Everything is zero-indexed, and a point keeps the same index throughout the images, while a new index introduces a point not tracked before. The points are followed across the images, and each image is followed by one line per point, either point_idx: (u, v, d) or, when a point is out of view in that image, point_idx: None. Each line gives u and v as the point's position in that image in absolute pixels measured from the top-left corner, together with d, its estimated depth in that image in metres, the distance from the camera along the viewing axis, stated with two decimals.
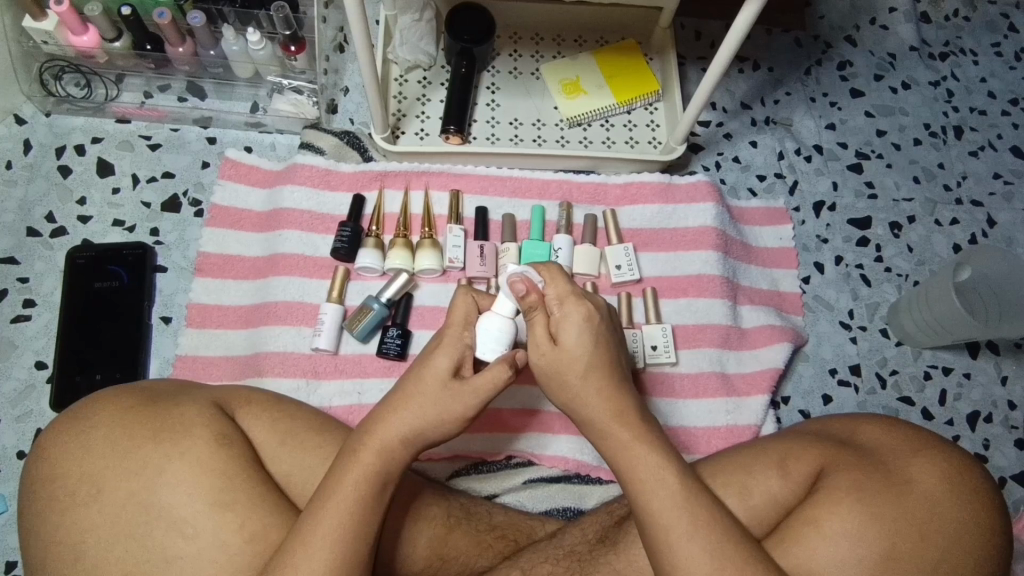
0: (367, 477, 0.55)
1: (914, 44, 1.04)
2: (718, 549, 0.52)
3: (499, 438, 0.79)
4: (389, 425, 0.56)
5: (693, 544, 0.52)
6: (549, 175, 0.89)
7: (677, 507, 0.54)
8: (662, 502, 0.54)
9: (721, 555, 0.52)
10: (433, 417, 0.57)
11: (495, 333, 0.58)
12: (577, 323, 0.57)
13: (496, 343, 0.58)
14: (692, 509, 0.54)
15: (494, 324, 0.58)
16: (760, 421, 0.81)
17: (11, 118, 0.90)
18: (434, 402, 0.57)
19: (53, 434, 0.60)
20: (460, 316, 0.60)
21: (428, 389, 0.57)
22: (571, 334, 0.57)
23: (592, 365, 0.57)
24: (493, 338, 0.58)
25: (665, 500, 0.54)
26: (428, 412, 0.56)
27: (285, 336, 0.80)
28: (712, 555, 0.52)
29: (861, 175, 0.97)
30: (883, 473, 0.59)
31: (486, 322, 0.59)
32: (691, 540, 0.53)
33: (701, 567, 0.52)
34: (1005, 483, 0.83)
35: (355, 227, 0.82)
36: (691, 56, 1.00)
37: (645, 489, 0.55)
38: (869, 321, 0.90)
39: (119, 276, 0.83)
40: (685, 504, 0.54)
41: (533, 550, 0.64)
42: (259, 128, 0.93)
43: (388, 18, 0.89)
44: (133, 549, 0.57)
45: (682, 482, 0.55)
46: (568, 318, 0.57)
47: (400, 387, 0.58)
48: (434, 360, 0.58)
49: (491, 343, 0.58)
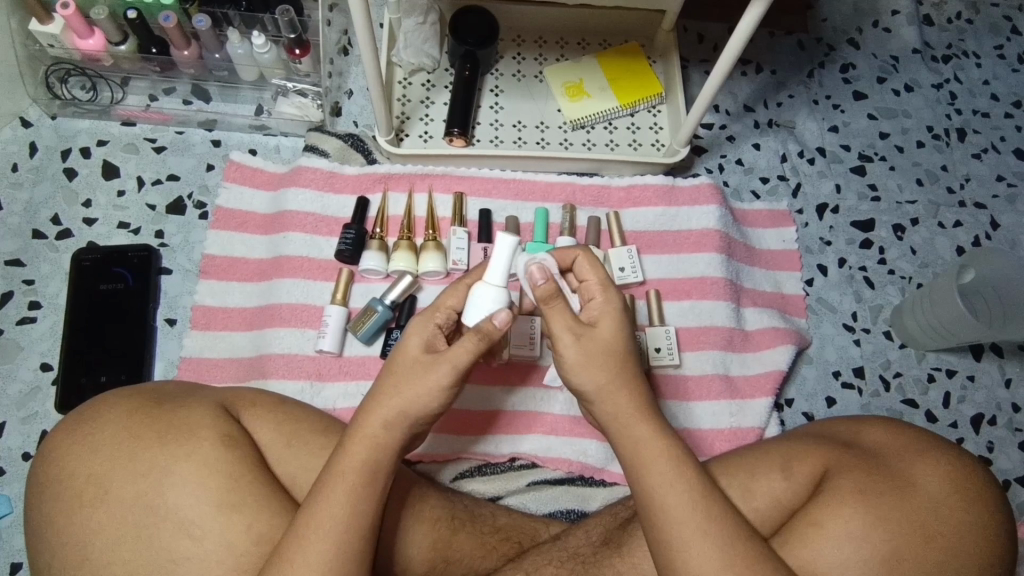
0: (371, 477, 0.55)
1: (917, 46, 1.04)
2: (727, 546, 0.53)
3: (476, 438, 0.79)
4: (373, 415, 0.57)
5: (707, 541, 0.53)
6: (552, 178, 0.90)
7: (689, 504, 0.54)
8: (678, 496, 0.54)
9: (732, 552, 0.52)
10: (415, 401, 0.56)
11: (484, 298, 0.58)
12: (611, 316, 0.58)
13: (483, 309, 0.58)
14: (708, 505, 0.54)
15: (484, 288, 0.58)
16: (764, 423, 0.81)
17: (17, 120, 0.91)
18: (425, 395, 0.57)
19: (60, 435, 0.61)
20: (449, 302, 0.60)
21: (411, 369, 0.57)
22: (606, 326, 0.58)
23: (604, 362, 0.57)
24: (481, 303, 0.58)
25: (679, 498, 0.54)
26: (405, 392, 0.57)
27: (290, 338, 0.80)
28: (722, 553, 0.52)
29: (864, 177, 0.97)
30: (887, 474, 0.59)
31: (478, 287, 0.58)
32: (702, 537, 0.53)
33: (711, 566, 0.52)
34: (1009, 486, 0.83)
35: (359, 229, 0.82)
36: (693, 59, 1.00)
37: (658, 486, 0.54)
38: (873, 323, 0.90)
39: (124, 278, 0.83)
40: (696, 501, 0.54)
41: (539, 550, 0.65)
42: (263, 131, 0.93)
43: (392, 21, 0.89)
44: (139, 550, 0.57)
45: (695, 477, 0.55)
46: (606, 308, 0.58)
47: (377, 380, 0.58)
48: (407, 343, 0.59)
49: (478, 308, 0.58)
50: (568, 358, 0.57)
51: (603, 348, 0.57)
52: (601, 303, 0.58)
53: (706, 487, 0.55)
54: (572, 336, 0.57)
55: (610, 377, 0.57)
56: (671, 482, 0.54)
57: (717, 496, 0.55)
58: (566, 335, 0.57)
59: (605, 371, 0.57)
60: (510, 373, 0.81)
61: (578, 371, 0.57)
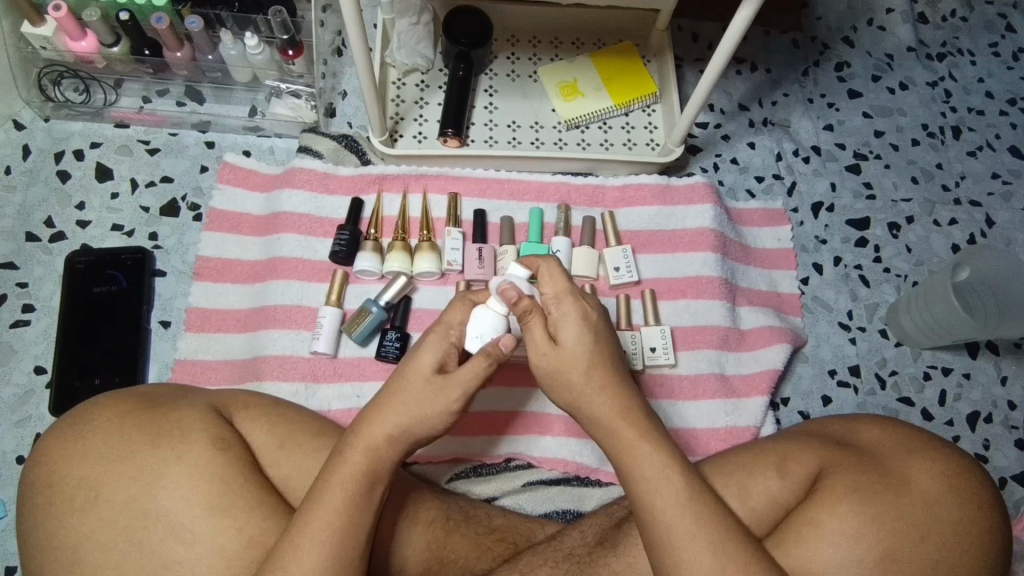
0: (358, 477, 0.55)
1: (911, 45, 1.04)
2: (718, 548, 0.52)
3: (475, 440, 0.79)
4: (373, 426, 0.56)
5: (695, 544, 0.52)
6: (547, 177, 0.89)
7: (678, 507, 0.54)
8: (666, 501, 0.54)
9: (722, 556, 0.52)
10: (417, 413, 0.56)
11: (484, 325, 0.58)
12: (569, 325, 0.56)
13: (483, 336, 0.58)
14: (695, 510, 0.54)
15: (484, 313, 0.58)
16: (759, 423, 0.81)
17: (10, 123, 0.90)
18: (423, 402, 0.56)
19: (51, 439, 0.60)
20: (453, 317, 0.59)
21: (417, 386, 0.56)
22: (567, 335, 0.56)
23: (592, 362, 0.57)
24: (480, 331, 0.58)
25: (667, 502, 0.54)
26: (411, 405, 0.56)
27: (284, 340, 0.80)
28: (713, 557, 0.52)
29: (859, 176, 0.97)
30: (882, 473, 0.59)
31: (476, 312, 0.58)
32: (692, 540, 0.53)
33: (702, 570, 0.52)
34: (1005, 484, 0.83)
35: (353, 230, 0.82)
36: (688, 58, 1.00)
37: (647, 490, 0.54)
38: (869, 322, 0.90)
39: (118, 280, 0.83)
40: (684, 505, 0.54)
41: (532, 552, 0.64)
42: (257, 132, 0.93)
43: (386, 21, 0.89)
44: (131, 554, 0.57)
45: (682, 486, 0.54)
46: (587, 313, 0.58)
47: (385, 387, 0.58)
48: (419, 359, 0.57)
49: (478, 334, 0.58)
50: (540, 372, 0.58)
51: (573, 358, 0.56)
52: (557, 315, 0.57)
53: (696, 488, 0.55)
54: (539, 354, 0.57)
55: (601, 374, 0.57)
56: (668, 481, 0.54)
57: (708, 500, 0.54)
58: (533, 354, 0.57)
59: (598, 369, 0.57)
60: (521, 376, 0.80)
61: (554, 388, 0.58)
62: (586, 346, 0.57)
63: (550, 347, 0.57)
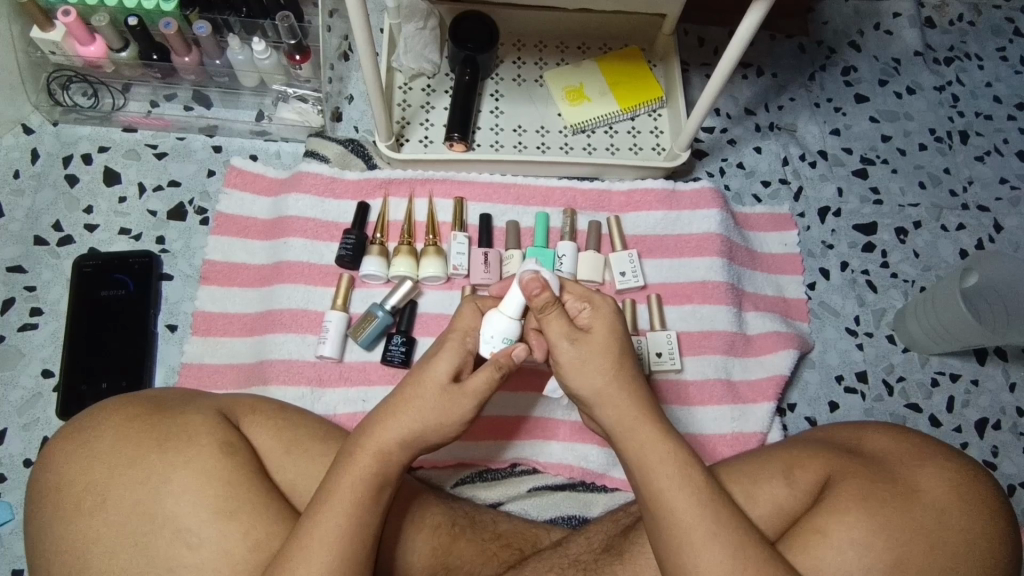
0: (355, 483, 0.54)
1: (918, 49, 1.04)
2: (737, 548, 0.52)
3: (480, 444, 0.78)
4: (377, 426, 0.56)
5: (715, 543, 0.52)
6: (553, 182, 0.89)
7: (697, 508, 0.53)
8: (689, 499, 0.53)
9: (744, 552, 0.52)
10: (430, 420, 0.56)
11: (497, 328, 0.58)
12: (600, 319, 0.57)
13: (493, 340, 0.58)
14: (716, 509, 0.54)
15: (499, 318, 0.58)
16: (765, 428, 0.80)
17: (18, 127, 0.91)
18: (429, 404, 0.56)
19: (59, 445, 0.60)
20: (466, 324, 0.59)
21: (412, 380, 0.57)
22: (597, 331, 0.57)
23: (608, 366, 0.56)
24: (491, 334, 0.58)
25: (695, 499, 0.53)
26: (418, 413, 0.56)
27: (289, 344, 0.80)
28: (732, 556, 0.52)
29: (866, 181, 0.96)
30: (889, 480, 0.58)
31: (490, 315, 0.58)
32: (713, 539, 0.52)
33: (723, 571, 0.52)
34: (1014, 491, 0.82)
35: (359, 235, 0.82)
36: (694, 62, 1.00)
37: (668, 491, 0.54)
38: (876, 327, 0.90)
39: (125, 284, 0.83)
40: (704, 508, 0.53)
41: (539, 558, 0.64)
42: (264, 137, 0.94)
43: (392, 27, 0.90)
44: (137, 558, 0.57)
45: (701, 483, 0.54)
46: (593, 315, 0.58)
47: (393, 392, 0.58)
48: (428, 362, 0.57)
49: (489, 338, 0.58)
50: (565, 360, 0.57)
51: (604, 348, 0.57)
52: (585, 314, 0.58)
53: (717, 490, 0.55)
54: (569, 339, 0.56)
55: (622, 379, 0.57)
56: (680, 486, 0.54)
57: (728, 503, 0.54)
58: (563, 340, 0.57)
59: (615, 372, 0.56)
60: (539, 380, 0.80)
61: (578, 376, 0.57)
62: (614, 342, 0.57)
63: (579, 342, 0.57)
